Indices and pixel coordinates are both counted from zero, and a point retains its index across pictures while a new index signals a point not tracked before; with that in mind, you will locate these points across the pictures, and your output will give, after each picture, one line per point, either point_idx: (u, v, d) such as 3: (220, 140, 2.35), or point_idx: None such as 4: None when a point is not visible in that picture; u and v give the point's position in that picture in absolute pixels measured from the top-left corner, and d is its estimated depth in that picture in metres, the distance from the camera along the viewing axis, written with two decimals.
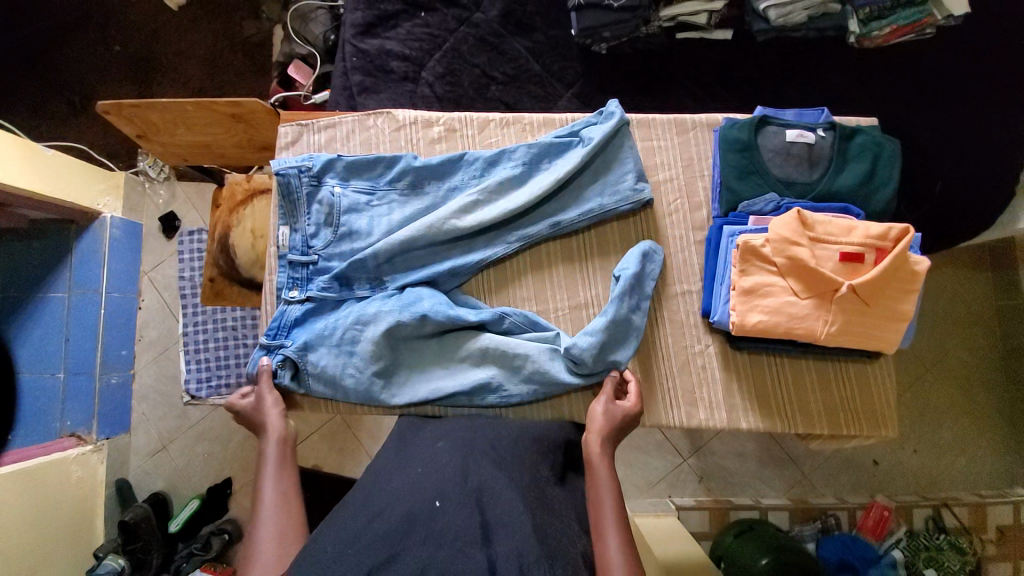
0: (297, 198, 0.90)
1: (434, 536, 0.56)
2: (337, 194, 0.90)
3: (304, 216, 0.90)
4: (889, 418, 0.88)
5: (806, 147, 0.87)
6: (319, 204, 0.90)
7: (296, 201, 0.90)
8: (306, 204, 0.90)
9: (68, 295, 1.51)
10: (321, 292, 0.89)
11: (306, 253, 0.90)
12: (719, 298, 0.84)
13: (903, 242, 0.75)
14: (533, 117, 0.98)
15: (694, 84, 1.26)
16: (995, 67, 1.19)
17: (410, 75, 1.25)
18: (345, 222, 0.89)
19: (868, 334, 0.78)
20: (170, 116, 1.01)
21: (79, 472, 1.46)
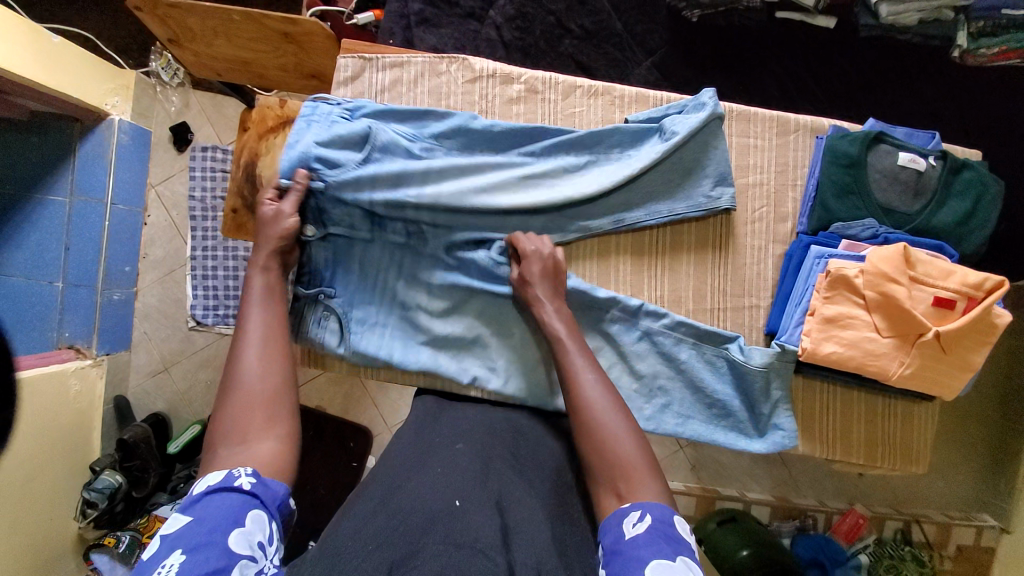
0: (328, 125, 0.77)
1: (453, 535, 0.53)
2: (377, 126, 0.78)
3: (330, 147, 0.76)
4: (921, 455, 0.89)
5: (914, 173, 0.81)
6: (346, 138, 0.77)
7: (325, 127, 0.77)
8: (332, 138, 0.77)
9: (68, 200, 1.41)
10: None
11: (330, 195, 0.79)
12: (791, 320, 0.80)
13: (997, 296, 0.71)
14: (625, 90, 0.87)
15: (783, 73, 1.15)
16: None
17: (477, 13, 1.13)
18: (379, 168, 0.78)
19: (936, 380, 0.76)
20: (211, 24, 0.88)
21: (78, 386, 1.43)
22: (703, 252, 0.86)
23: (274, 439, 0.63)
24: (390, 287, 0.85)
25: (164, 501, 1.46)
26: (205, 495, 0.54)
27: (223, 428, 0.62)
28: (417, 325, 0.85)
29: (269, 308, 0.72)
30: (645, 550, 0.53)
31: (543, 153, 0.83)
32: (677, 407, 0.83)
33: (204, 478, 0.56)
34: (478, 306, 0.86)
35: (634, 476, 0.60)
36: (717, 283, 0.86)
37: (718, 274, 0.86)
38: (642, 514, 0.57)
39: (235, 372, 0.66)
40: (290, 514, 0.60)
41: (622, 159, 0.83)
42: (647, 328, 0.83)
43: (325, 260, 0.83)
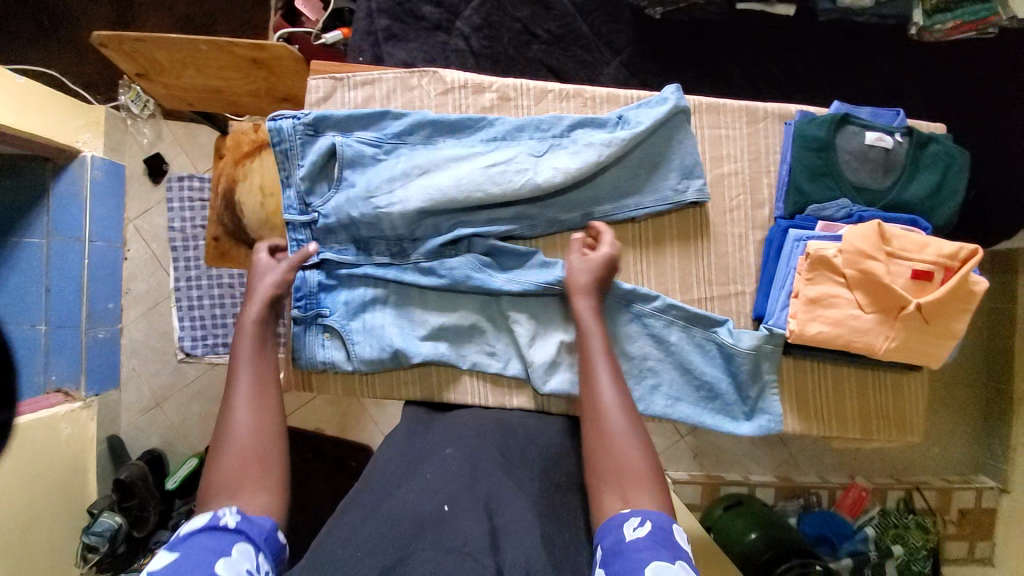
0: (292, 149, 0.80)
1: (442, 540, 0.56)
2: (339, 142, 0.80)
3: (299, 165, 0.81)
4: (915, 425, 0.91)
5: (882, 152, 0.83)
6: (314, 154, 0.80)
7: (289, 152, 0.80)
8: (303, 159, 0.81)
9: (45, 241, 1.39)
10: (337, 256, 0.82)
11: (303, 211, 0.81)
12: (777, 303, 0.82)
13: (972, 264, 0.73)
14: (595, 90, 0.88)
15: (748, 62, 1.18)
16: None
17: (444, 24, 1.13)
18: (346, 177, 0.81)
19: (920, 351, 0.77)
20: (178, 55, 0.88)
21: (70, 429, 1.40)
22: (686, 243, 0.88)
23: (268, 495, 0.63)
24: (365, 296, 0.84)
25: (168, 538, 1.42)
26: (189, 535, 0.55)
27: (215, 487, 0.62)
28: (413, 320, 0.84)
29: (259, 362, 0.73)
30: (647, 551, 0.54)
31: (505, 140, 0.83)
32: (668, 388, 0.84)
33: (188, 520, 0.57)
34: (477, 301, 0.86)
35: (639, 486, 0.62)
36: (701, 272, 0.87)
37: (700, 258, 0.87)
38: (644, 519, 0.58)
39: (228, 430, 0.67)
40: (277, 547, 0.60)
41: (589, 141, 0.82)
42: (638, 313, 0.84)
43: (319, 280, 0.83)
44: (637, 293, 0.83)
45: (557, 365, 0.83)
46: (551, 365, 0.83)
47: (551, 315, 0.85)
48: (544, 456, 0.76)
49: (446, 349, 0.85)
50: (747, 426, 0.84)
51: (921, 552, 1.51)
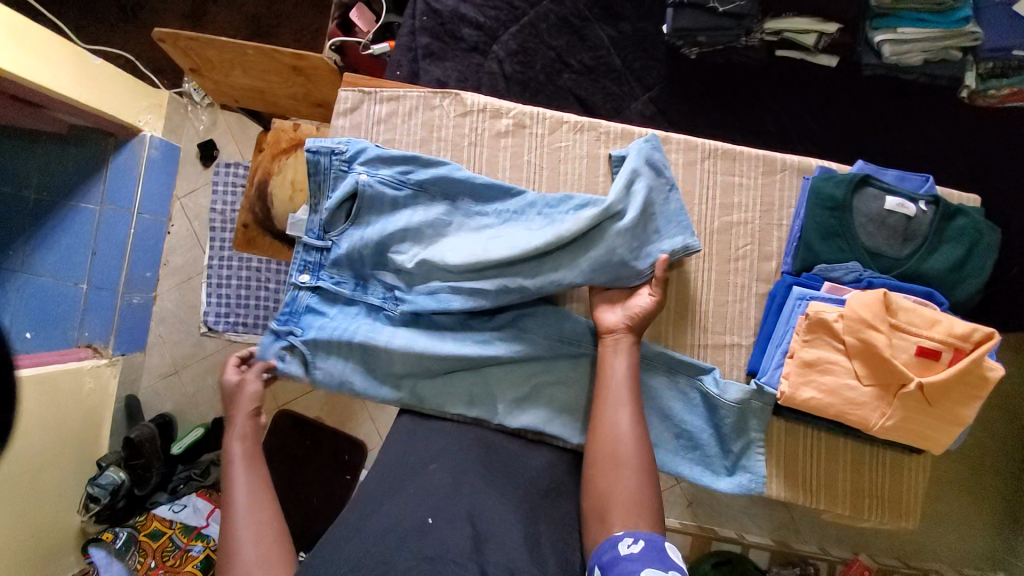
0: (325, 178, 0.86)
1: (423, 551, 0.58)
2: (364, 181, 0.85)
3: (325, 195, 0.87)
4: (912, 511, 0.85)
5: (903, 219, 0.79)
6: (341, 188, 0.85)
7: (321, 182, 0.86)
8: (332, 191, 0.87)
9: (98, 209, 1.52)
10: (334, 287, 0.87)
11: (321, 237, 0.87)
12: (771, 361, 0.80)
13: (986, 348, 0.69)
14: (610, 126, 0.89)
15: (782, 109, 1.15)
16: None
17: (481, 47, 1.17)
18: (363, 213, 0.86)
19: (920, 433, 0.73)
20: (227, 56, 0.95)
21: (92, 385, 1.50)
22: (684, 288, 0.86)
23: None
24: (343, 330, 0.84)
25: (164, 501, 1.50)
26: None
27: None
28: (382, 363, 0.85)
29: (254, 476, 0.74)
30: (639, 562, 0.57)
31: (511, 215, 0.85)
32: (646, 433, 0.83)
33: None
34: (455, 356, 0.84)
35: (639, 510, 0.66)
36: (698, 319, 0.86)
37: (695, 306, 0.86)
38: (637, 538, 0.61)
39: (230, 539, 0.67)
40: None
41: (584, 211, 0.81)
42: None
43: (309, 302, 0.87)
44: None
45: (532, 402, 0.85)
46: (523, 400, 0.85)
47: (534, 368, 0.86)
48: (532, 471, 0.78)
49: (408, 396, 0.85)
50: (725, 484, 0.81)
51: None
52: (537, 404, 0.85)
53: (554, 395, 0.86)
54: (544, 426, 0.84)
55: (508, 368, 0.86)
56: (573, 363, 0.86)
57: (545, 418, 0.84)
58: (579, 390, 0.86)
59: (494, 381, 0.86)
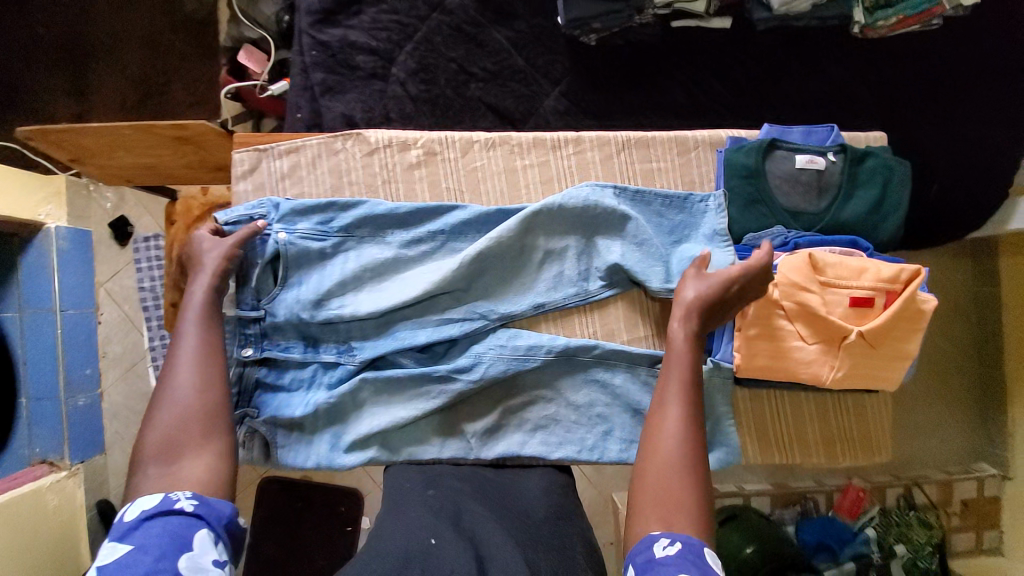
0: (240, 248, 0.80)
1: (429, 570, 0.56)
2: (282, 241, 0.79)
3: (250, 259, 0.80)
4: (883, 444, 0.88)
5: (816, 174, 0.81)
6: (265, 253, 0.79)
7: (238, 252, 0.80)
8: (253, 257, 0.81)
9: (19, 315, 1.41)
10: (283, 354, 0.80)
11: (254, 308, 0.79)
12: (723, 337, 0.78)
13: (914, 286, 0.71)
14: (521, 136, 0.88)
15: (690, 79, 1.15)
16: (990, 61, 1.14)
17: (379, 72, 1.13)
18: (293, 272, 0.81)
19: (870, 376, 0.75)
20: (104, 141, 0.89)
21: (58, 500, 1.38)
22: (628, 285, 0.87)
23: (209, 457, 0.64)
24: (301, 400, 0.81)
25: None
26: (142, 521, 0.55)
27: (153, 452, 0.62)
28: (349, 422, 0.82)
29: (207, 331, 0.70)
30: (676, 567, 0.52)
31: (451, 239, 0.84)
32: (620, 433, 0.85)
33: (137, 503, 0.57)
34: (419, 395, 0.82)
35: (682, 512, 0.57)
36: (647, 310, 0.87)
37: (644, 297, 0.87)
38: (673, 539, 0.55)
39: (170, 388, 0.66)
40: (236, 534, 0.61)
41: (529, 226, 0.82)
42: (582, 363, 0.84)
43: (259, 377, 0.81)
44: (574, 351, 0.83)
45: (502, 429, 0.84)
46: (494, 429, 0.84)
47: (499, 392, 0.85)
48: (526, 496, 0.76)
49: (377, 453, 0.82)
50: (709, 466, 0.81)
51: (927, 549, 1.45)
52: (509, 429, 0.84)
53: (524, 416, 0.84)
54: (520, 450, 0.83)
55: (476, 401, 0.84)
56: (536, 378, 0.85)
57: (519, 442, 0.83)
58: (549, 405, 0.84)
59: (461, 415, 0.84)
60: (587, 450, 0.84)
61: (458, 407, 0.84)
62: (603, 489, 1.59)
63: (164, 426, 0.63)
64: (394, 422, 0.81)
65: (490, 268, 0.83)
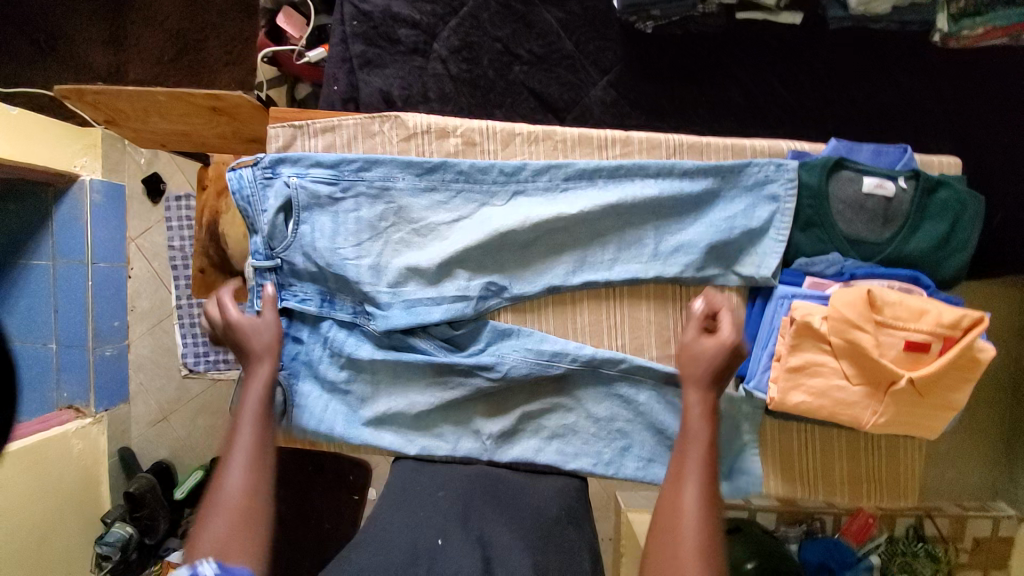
0: (255, 197, 0.79)
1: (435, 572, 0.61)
2: (293, 185, 0.79)
3: (257, 210, 0.79)
4: (914, 489, 0.84)
5: (883, 200, 0.75)
6: (273, 199, 0.78)
7: (250, 199, 0.79)
8: (265, 206, 0.79)
9: (53, 265, 1.48)
10: (300, 305, 0.81)
11: (268, 257, 0.79)
12: (759, 364, 0.76)
13: (974, 335, 0.66)
14: (567, 132, 0.82)
15: (750, 78, 1.07)
16: None
17: (421, 47, 1.07)
18: (304, 220, 0.79)
19: (912, 424, 0.71)
20: (142, 105, 0.89)
21: (80, 444, 1.46)
22: (664, 301, 0.83)
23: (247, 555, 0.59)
24: (319, 355, 0.82)
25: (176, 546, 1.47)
26: None
27: (202, 552, 0.58)
28: (363, 393, 0.83)
29: (261, 420, 0.70)
30: None
31: (470, 195, 0.81)
32: (639, 449, 0.83)
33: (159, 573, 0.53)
34: (434, 375, 0.81)
35: None
36: (680, 327, 0.83)
37: (679, 313, 0.83)
38: None
39: (221, 484, 0.63)
40: None
41: (560, 205, 0.79)
42: (605, 376, 0.81)
43: (281, 328, 0.82)
44: (597, 361, 0.80)
45: (520, 434, 0.83)
46: (511, 432, 0.82)
47: (519, 396, 0.83)
48: (541, 500, 0.75)
49: (391, 440, 0.82)
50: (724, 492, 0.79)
51: None
52: (524, 428, 0.82)
53: (544, 420, 0.83)
54: (536, 457, 0.82)
55: (495, 389, 0.81)
56: (558, 385, 0.83)
57: (534, 449, 0.82)
58: (568, 411, 0.83)
59: (476, 411, 0.83)
60: (603, 464, 0.82)
61: (476, 400, 0.83)
62: (609, 487, 1.59)
63: (215, 529, 0.59)
64: (411, 406, 0.81)
65: (512, 246, 0.80)
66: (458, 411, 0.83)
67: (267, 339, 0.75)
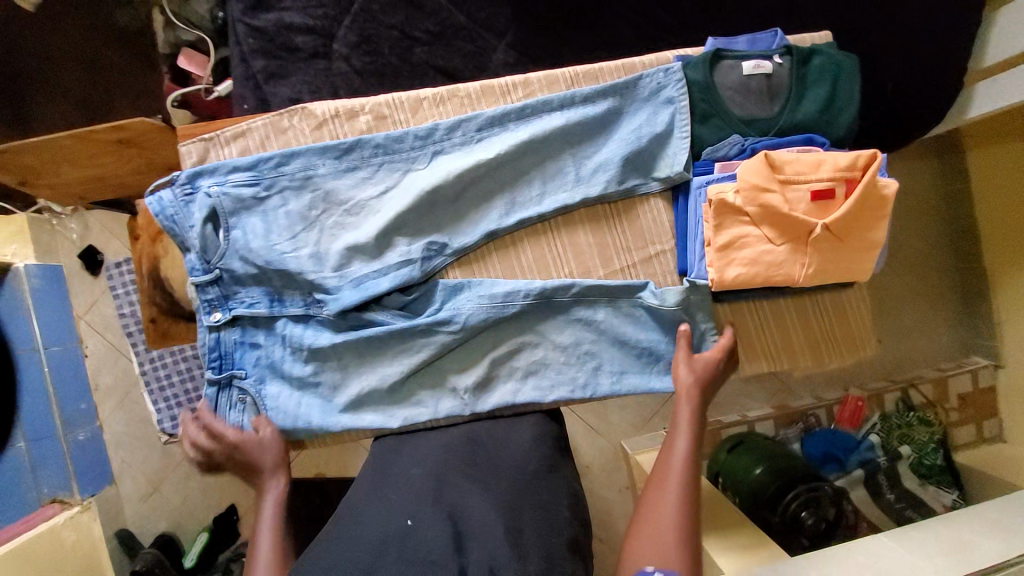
0: (178, 216, 0.78)
1: (406, 554, 0.62)
2: (215, 194, 0.79)
3: (184, 227, 0.78)
4: (867, 339, 0.90)
5: (765, 78, 0.82)
6: (197, 212, 0.78)
7: (176, 219, 0.78)
8: (191, 221, 0.79)
9: (3, 358, 1.37)
10: (250, 310, 0.81)
11: (206, 270, 0.79)
12: (695, 255, 0.83)
13: (872, 171, 0.72)
14: (470, 86, 0.87)
15: (636, 13, 1.13)
16: None
17: (321, 51, 1.09)
18: (234, 225, 0.80)
19: (841, 270, 0.77)
20: (48, 156, 0.90)
21: (75, 536, 1.37)
22: (598, 223, 0.88)
23: None
24: (281, 355, 0.82)
25: None
26: None
27: None
28: (334, 381, 0.82)
29: (277, 521, 0.74)
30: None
31: (393, 165, 0.83)
32: (610, 366, 0.86)
33: None
34: (399, 344, 0.82)
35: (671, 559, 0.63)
36: (618, 243, 0.87)
37: (615, 230, 0.87)
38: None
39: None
40: None
41: (478, 153, 0.83)
42: (561, 304, 0.84)
43: (235, 338, 0.82)
44: (549, 291, 0.83)
45: (495, 381, 0.85)
46: (486, 382, 0.84)
47: (486, 345, 0.85)
48: (519, 456, 0.76)
49: (372, 419, 0.82)
50: None
51: (931, 445, 1.45)
52: (497, 374, 0.84)
53: (515, 360, 0.85)
54: (516, 398, 0.84)
55: (460, 342, 0.83)
56: (520, 326, 0.85)
57: (512, 391, 0.84)
58: (535, 345, 0.85)
59: (448, 369, 0.84)
60: (580, 389, 0.85)
61: (445, 359, 0.84)
62: (613, 438, 1.55)
63: None
64: (384, 379, 0.82)
65: (444, 203, 0.83)
66: (432, 373, 0.84)
67: (273, 455, 0.79)
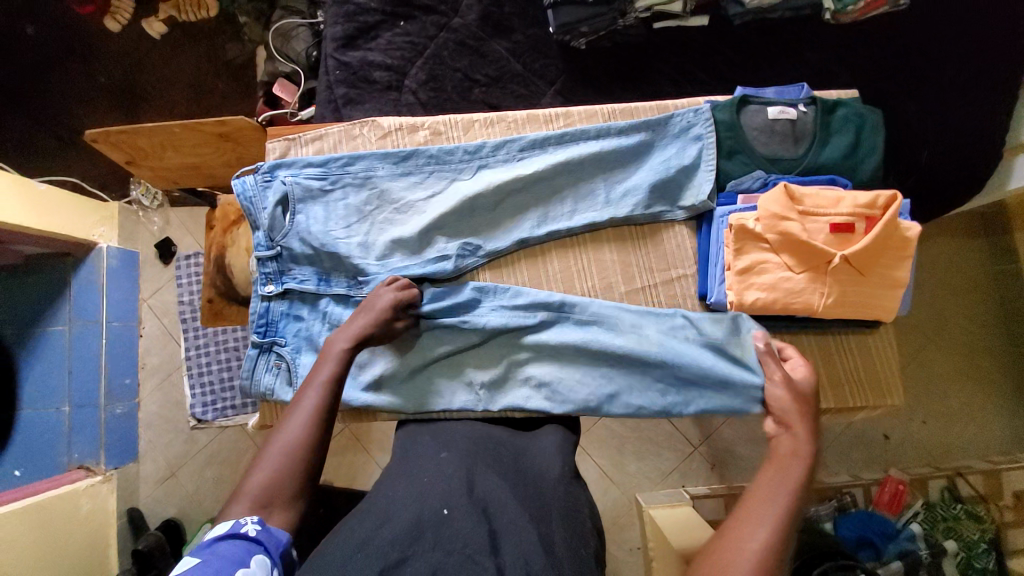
0: (255, 197, 0.90)
1: (441, 542, 0.57)
2: (289, 182, 0.91)
3: (258, 207, 0.89)
4: (895, 387, 0.88)
5: (789, 124, 0.89)
6: (271, 196, 0.90)
7: (252, 199, 0.90)
8: (265, 203, 0.90)
9: (69, 327, 1.49)
10: (300, 285, 0.90)
11: (269, 246, 0.89)
12: (716, 280, 0.86)
13: (892, 209, 0.74)
14: (516, 114, 0.98)
15: (676, 73, 1.25)
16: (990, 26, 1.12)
17: (394, 84, 1.26)
18: (299, 211, 0.90)
19: (863, 304, 0.78)
20: (157, 140, 1.06)
21: (89, 505, 1.42)
22: (624, 242, 0.93)
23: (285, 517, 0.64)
24: (319, 330, 0.90)
25: None
26: (211, 541, 0.57)
27: (248, 498, 0.63)
28: (362, 361, 0.89)
29: (326, 390, 0.73)
30: None
31: (440, 174, 0.93)
32: (626, 386, 0.86)
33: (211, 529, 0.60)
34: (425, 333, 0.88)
35: None
36: (642, 263, 0.92)
37: (641, 251, 0.93)
38: None
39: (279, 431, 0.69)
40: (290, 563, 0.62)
41: (518, 168, 0.92)
42: (582, 314, 0.88)
43: (283, 309, 0.90)
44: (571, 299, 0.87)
45: (509, 380, 0.88)
46: (501, 380, 0.88)
47: (506, 345, 0.89)
48: (544, 460, 0.74)
49: (389, 400, 0.87)
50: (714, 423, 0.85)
51: (982, 546, 1.24)
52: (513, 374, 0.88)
53: (530, 363, 0.88)
54: (528, 401, 0.86)
55: (482, 338, 0.88)
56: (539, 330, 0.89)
57: (524, 394, 0.87)
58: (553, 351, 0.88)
59: (466, 364, 0.89)
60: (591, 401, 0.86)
61: (466, 354, 0.89)
62: (627, 489, 1.46)
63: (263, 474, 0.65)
64: (405, 363, 0.87)
65: (482, 209, 0.92)
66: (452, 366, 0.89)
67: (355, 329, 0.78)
